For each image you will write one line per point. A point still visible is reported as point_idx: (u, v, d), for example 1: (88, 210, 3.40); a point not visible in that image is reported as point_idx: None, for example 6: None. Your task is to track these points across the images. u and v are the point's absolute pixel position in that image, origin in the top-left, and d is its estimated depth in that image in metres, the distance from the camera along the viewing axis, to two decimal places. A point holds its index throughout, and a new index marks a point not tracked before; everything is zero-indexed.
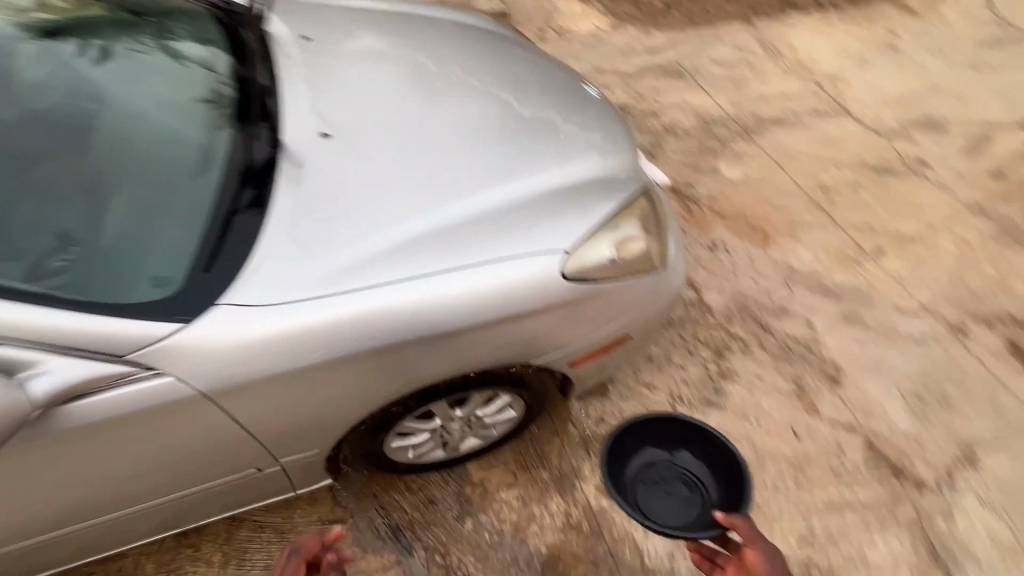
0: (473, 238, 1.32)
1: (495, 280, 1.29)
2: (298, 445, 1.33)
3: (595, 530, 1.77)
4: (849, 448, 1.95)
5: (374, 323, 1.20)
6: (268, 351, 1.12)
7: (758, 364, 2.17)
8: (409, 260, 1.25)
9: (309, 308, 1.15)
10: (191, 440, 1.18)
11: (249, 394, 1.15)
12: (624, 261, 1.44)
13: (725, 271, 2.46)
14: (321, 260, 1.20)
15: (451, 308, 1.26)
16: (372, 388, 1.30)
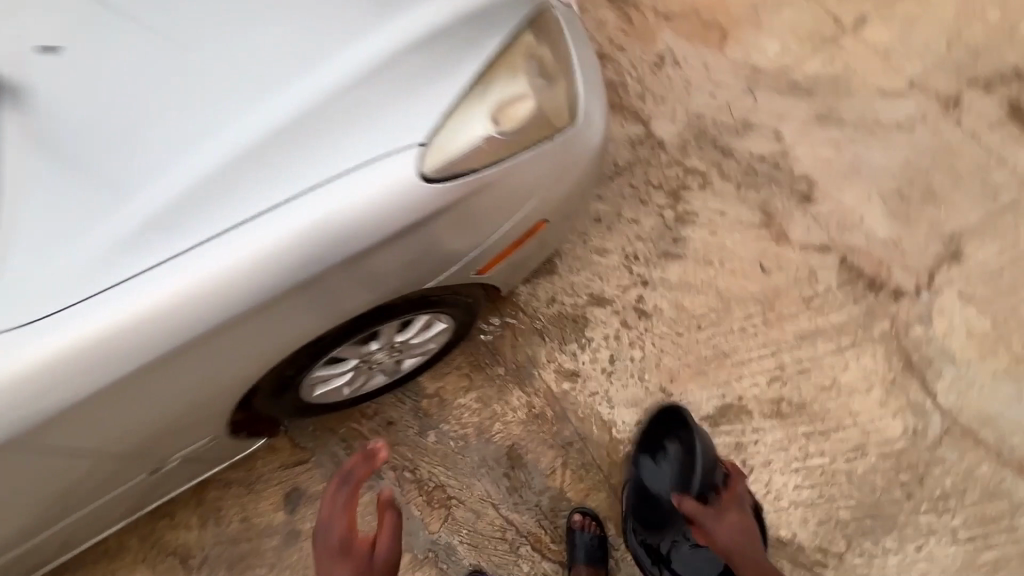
0: (287, 158, 0.97)
1: (330, 211, 0.97)
2: (183, 440, 1.22)
3: (560, 415, 1.71)
4: (822, 270, 1.78)
5: (185, 306, 0.93)
6: (53, 381, 0.90)
7: (720, 199, 1.90)
8: (203, 211, 0.94)
9: (86, 313, 0.90)
10: (45, 480, 1.07)
11: (68, 426, 0.97)
12: (509, 134, 1.10)
13: (676, 91, 2.05)
14: (85, 241, 0.92)
15: (280, 259, 0.96)
16: (231, 366, 1.09)
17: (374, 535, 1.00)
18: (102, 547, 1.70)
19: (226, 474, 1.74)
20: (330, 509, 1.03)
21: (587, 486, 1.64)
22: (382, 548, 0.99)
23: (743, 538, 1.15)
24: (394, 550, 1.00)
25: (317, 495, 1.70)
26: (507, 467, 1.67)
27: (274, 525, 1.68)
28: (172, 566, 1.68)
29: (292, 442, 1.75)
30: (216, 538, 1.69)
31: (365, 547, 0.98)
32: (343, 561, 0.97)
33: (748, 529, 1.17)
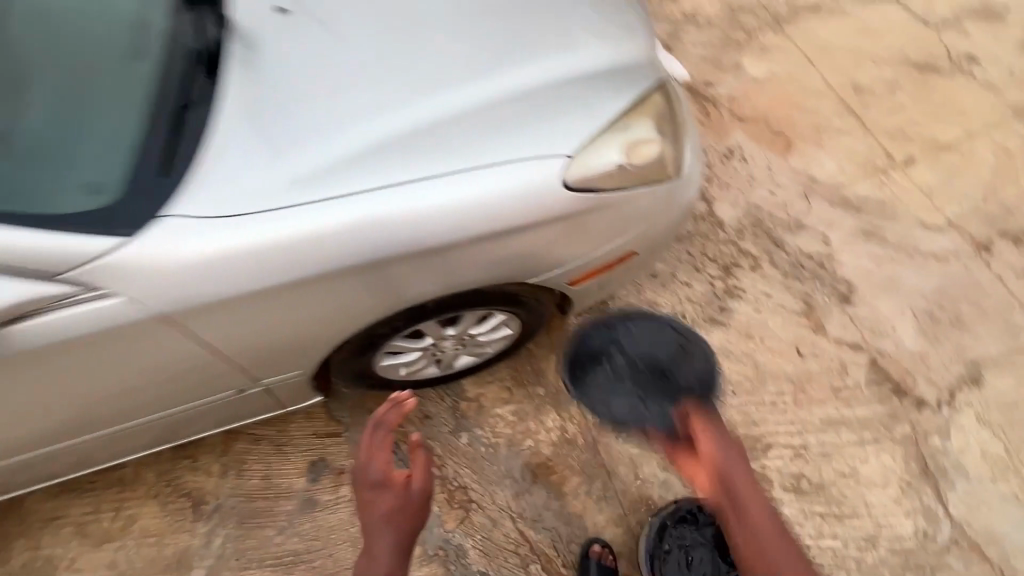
0: (453, 140, 1.15)
1: (487, 192, 1.14)
2: (282, 366, 1.27)
3: (590, 445, 1.77)
4: (852, 366, 1.91)
5: (346, 237, 1.06)
6: (227, 270, 1.01)
7: (767, 282, 2.07)
8: (380, 162, 1.10)
9: (270, 220, 1.02)
10: (171, 360, 1.11)
11: (214, 317, 1.06)
12: (636, 167, 1.27)
13: (740, 182, 2.27)
14: (282, 164, 1.06)
15: (441, 218, 1.12)
16: (359, 306, 1.20)
17: (410, 471, 1.05)
18: (119, 473, 1.71)
19: (257, 430, 1.77)
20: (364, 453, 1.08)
21: (603, 520, 1.68)
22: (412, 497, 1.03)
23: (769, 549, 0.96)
24: (430, 484, 1.05)
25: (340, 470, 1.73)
26: (530, 484, 1.71)
27: (293, 489, 1.70)
28: (181, 509, 1.67)
29: (328, 413, 1.79)
30: (233, 490, 1.69)
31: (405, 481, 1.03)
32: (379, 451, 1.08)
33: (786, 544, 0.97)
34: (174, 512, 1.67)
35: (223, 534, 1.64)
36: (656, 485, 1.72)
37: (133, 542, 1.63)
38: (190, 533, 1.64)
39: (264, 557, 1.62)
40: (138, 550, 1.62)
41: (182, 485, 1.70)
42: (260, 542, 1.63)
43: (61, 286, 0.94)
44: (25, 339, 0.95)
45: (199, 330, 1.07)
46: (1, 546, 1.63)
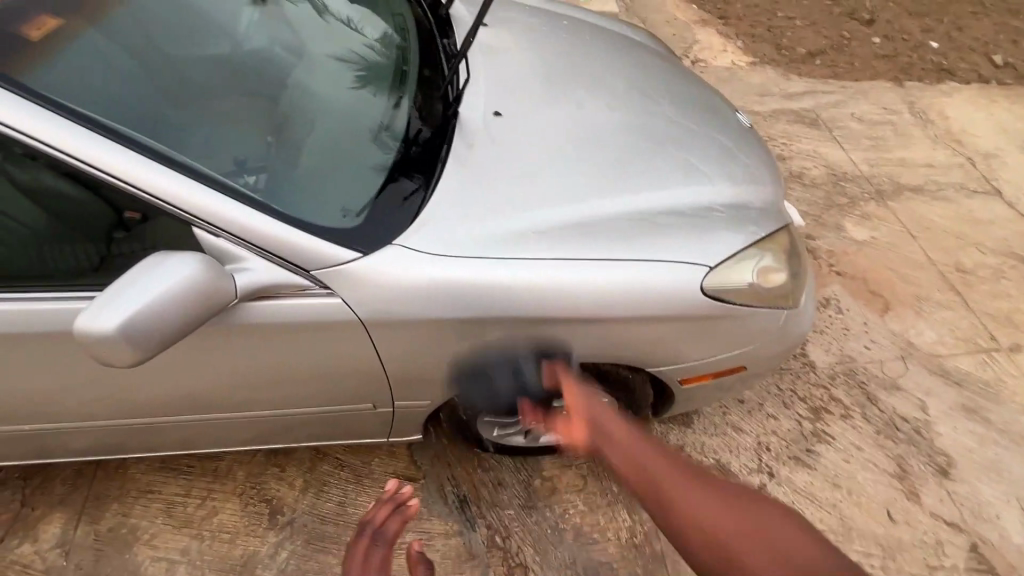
0: (606, 234, 1.35)
1: (629, 281, 1.31)
2: (416, 394, 1.43)
3: (658, 555, 1.72)
4: (950, 546, 1.79)
5: (508, 292, 1.26)
6: (419, 297, 1.23)
7: (858, 433, 2.04)
8: (546, 239, 1.31)
9: (457, 266, 1.24)
10: (339, 363, 1.31)
11: (394, 332, 1.26)
12: (764, 289, 1.41)
13: (835, 331, 2.34)
14: (475, 225, 1.29)
15: (600, 297, 1.30)
16: (506, 356, 1.37)
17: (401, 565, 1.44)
18: (216, 463, 1.85)
19: (344, 456, 1.88)
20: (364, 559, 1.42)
21: None
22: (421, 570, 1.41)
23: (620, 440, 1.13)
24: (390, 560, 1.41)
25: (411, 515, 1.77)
26: None
27: None
28: (259, 513, 1.75)
29: (410, 456, 1.89)
30: (309, 508, 1.76)
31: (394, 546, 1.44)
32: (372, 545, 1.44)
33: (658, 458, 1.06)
34: (252, 515, 1.75)
35: (290, 549, 1.68)
36: None
37: (209, 534, 1.70)
38: (260, 540, 1.70)
39: None
40: (211, 542, 1.69)
41: (266, 490, 1.80)
42: (321, 567, 1.66)
43: (308, 281, 1.20)
44: (268, 315, 1.21)
45: (380, 341, 1.28)
46: (96, 505, 1.75)
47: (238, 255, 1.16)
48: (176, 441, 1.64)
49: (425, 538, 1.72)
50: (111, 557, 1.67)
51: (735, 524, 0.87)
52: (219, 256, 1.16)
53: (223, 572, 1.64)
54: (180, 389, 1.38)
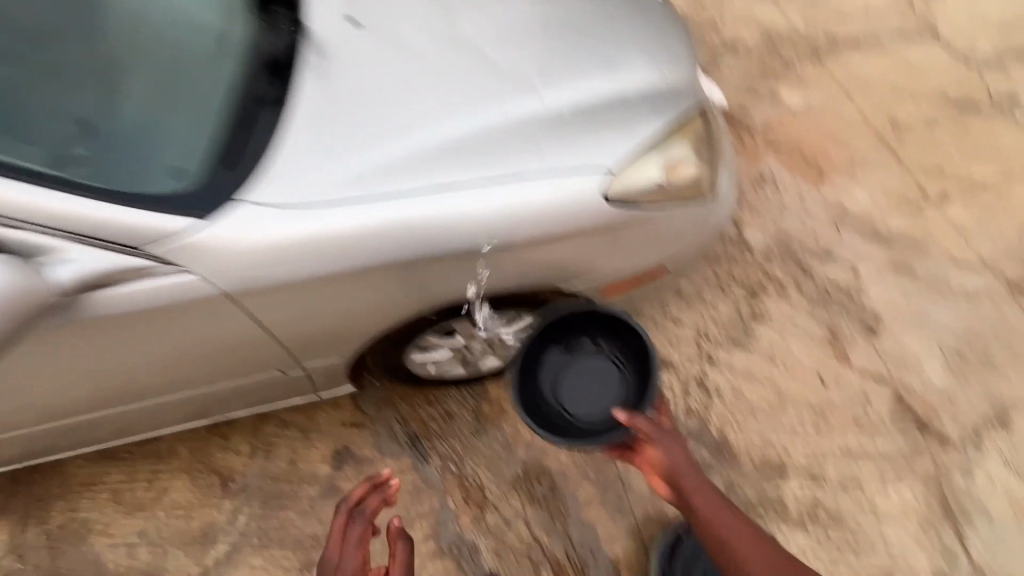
0: (494, 152, 1.20)
1: (523, 202, 1.19)
2: (322, 351, 1.36)
3: (607, 454, 1.79)
4: (877, 399, 1.90)
5: (388, 236, 1.14)
6: (286, 257, 1.11)
7: (792, 307, 2.08)
8: (425, 168, 1.16)
9: (324, 215, 1.11)
10: (223, 338, 1.22)
11: (271, 298, 1.16)
12: (673, 186, 1.32)
13: (771, 208, 2.29)
14: (341, 164, 1.13)
15: (481, 226, 1.19)
16: (401, 300, 1.29)
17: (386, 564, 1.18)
18: (155, 445, 1.80)
19: (288, 415, 1.84)
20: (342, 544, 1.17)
21: (617, 533, 1.69)
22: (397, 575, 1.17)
23: (697, 488, 1.15)
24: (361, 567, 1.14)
25: (366, 460, 1.79)
26: (545, 489, 1.74)
27: (317, 475, 1.75)
28: (210, 485, 1.74)
29: (355, 404, 1.86)
30: (260, 471, 1.76)
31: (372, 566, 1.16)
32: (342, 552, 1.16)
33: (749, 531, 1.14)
34: (204, 488, 1.74)
35: (248, 513, 1.70)
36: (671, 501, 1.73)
37: (164, 513, 1.70)
38: (216, 509, 1.70)
39: (286, 538, 1.67)
40: (167, 521, 1.69)
41: (213, 462, 1.77)
42: (282, 523, 1.69)
43: (143, 259, 1.06)
44: (110, 305, 1.08)
45: (256, 312, 1.17)
46: (40, 506, 1.72)
47: (53, 245, 1.02)
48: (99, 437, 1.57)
49: None
50: (69, 550, 1.67)
51: (739, 529, 1.13)
52: (31, 249, 1.02)
53: (185, 544, 1.66)
54: (64, 391, 1.29)
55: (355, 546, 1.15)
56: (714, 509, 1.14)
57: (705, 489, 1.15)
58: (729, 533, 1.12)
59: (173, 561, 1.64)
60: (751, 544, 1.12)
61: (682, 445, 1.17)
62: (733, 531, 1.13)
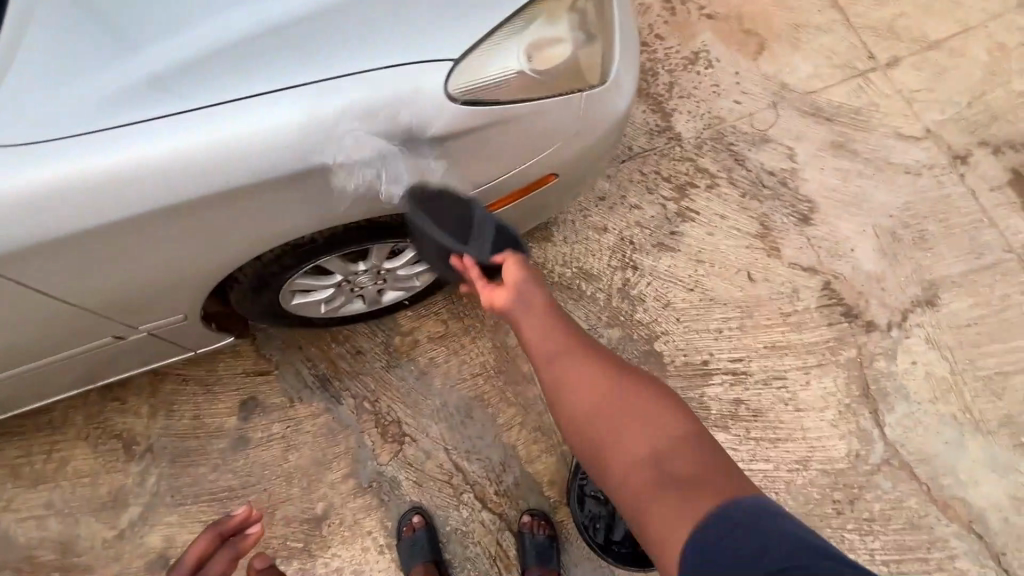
0: (286, 50, 0.97)
1: (331, 114, 0.97)
2: (157, 311, 1.21)
3: (528, 376, 1.73)
4: (805, 291, 1.82)
5: (157, 174, 0.94)
6: (29, 214, 0.92)
7: (722, 201, 1.93)
8: (197, 80, 0.95)
9: (70, 153, 0.92)
10: (11, 309, 1.06)
11: (41, 262, 0.99)
12: (542, 73, 1.10)
13: (704, 91, 2.05)
14: (90, 81, 0.93)
15: (258, 150, 0.96)
16: (213, 249, 1.10)
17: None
18: (48, 415, 1.68)
19: (186, 370, 1.72)
20: None
21: (539, 452, 1.66)
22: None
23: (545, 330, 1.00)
24: None
25: (272, 407, 1.70)
26: (464, 416, 1.69)
27: (225, 427, 1.68)
28: (114, 449, 1.66)
29: (257, 350, 1.73)
30: (164, 430, 1.68)
31: None
32: None
33: (595, 371, 0.93)
34: (107, 453, 1.66)
35: (157, 473, 1.65)
36: None
37: (68, 482, 1.64)
38: (123, 473, 1.64)
39: (200, 493, 1.63)
40: (74, 489, 1.63)
41: (112, 427, 1.67)
42: (193, 479, 1.64)
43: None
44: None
45: (29, 278, 1.01)
46: None
47: None
48: None
49: (294, 425, 1.68)
50: None
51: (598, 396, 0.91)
52: None
53: (96, 510, 1.62)
54: None
55: None
56: (565, 359, 0.95)
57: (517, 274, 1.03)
58: (563, 356, 0.95)
59: (87, 527, 1.61)
60: (595, 386, 0.91)
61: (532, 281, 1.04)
62: (580, 385, 0.92)
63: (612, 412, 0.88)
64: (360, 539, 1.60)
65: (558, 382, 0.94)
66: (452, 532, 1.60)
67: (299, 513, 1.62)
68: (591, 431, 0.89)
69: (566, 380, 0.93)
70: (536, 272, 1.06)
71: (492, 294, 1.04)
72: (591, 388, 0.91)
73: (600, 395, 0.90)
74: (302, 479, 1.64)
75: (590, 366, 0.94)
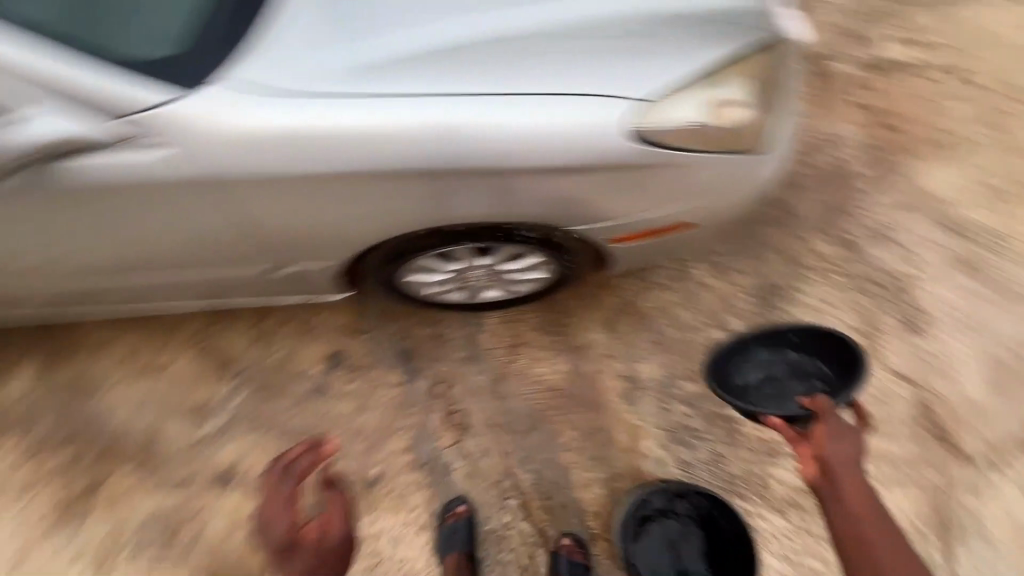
0: (501, 60, 1.07)
1: (530, 123, 1.06)
2: (311, 255, 1.33)
3: (596, 405, 1.75)
4: (897, 400, 1.76)
5: (371, 142, 1.05)
6: (259, 151, 1.05)
7: (830, 288, 1.89)
8: (420, 69, 1.05)
9: (305, 108, 1.03)
10: (204, 225, 1.20)
11: (250, 192, 1.12)
12: (713, 130, 1.15)
13: (836, 174, 2.02)
14: (333, 52, 1.05)
15: (460, 141, 1.06)
16: (384, 215, 1.21)
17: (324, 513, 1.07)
18: (163, 319, 1.86)
19: (289, 311, 1.86)
20: (274, 504, 1.05)
21: (590, 481, 1.68)
22: (334, 530, 1.04)
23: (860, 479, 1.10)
24: (347, 530, 1.06)
25: (355, 367, 1.81)
26: (527, 427, 1.74)
27: (309, 373, 1.80)
28: (210, 365, 1.82)
29: (354, 310, 1.86)
30: (257, 360, 1.82)
31: (314, 539, 1.01)
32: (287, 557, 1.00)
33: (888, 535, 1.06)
34: (204, 366, 1.82)
35: (242, 396, 1.79)
36: (651, 460, 1.71)
37: (167, 382, 1.81)
38: (213, 389, 1.79)
39: (274, 426, 1.76)
40: (169, 390, 1.80)
41: (214, 344, 1.84)
42: (271, 411, 1.77)
43: (116, 130, 1.03)
44: (89, 173, 1.07)
45: (234, 202, 1.14)
46: (59, 356, 1.83)
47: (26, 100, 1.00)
48: (124, 304, 1.57)
49: (370, 388, 1.79)
50: (79, 400, 1.79)
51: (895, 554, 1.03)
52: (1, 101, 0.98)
53: (183, 415, 1.77)
54: (77, 248, 1.28)
55: (284, 506, 1.04)
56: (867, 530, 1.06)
57: (840, 441, 1.14)
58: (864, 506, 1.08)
59: (171, 428, 1.76)
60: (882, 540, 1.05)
61: (855, 441, 1.15)
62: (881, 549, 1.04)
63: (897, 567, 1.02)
64: (404, 513, 1.67)
65: (853, 520, 1.08)
66: (490, 532, 1.65)
67: (355, 472, 1.70)
68: (874, 562, 1.02)
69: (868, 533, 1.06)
70: (853, 430, 1.17)
71: (806, 460, 1.16)
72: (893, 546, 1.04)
73: (891, 548, 1.03)
74: (365, 440, 1.73)
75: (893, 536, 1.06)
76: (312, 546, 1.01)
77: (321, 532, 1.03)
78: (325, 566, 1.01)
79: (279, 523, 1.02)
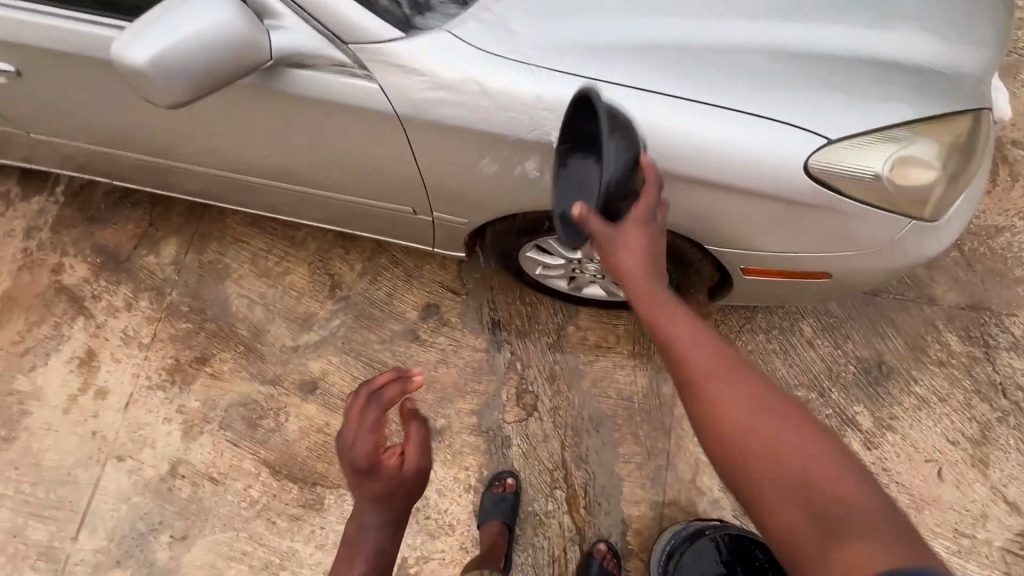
0: (699, 70, 1.09)
1: (713, 135, 1.07)
2: (455, 209, 1.39)
3: (666, 428, 1.74)
4: (994, 524, 1.61)
5: (557, 117, 1.10)
6: (455, 101, 1.13)
7: (951, 385, 1.74)
8: (622, 61, 1.10)
9: (508, 72, 1.10)
10: (377, 155, 1.30)
11: (431, 136, 1.20)
12: (891, 187, 1.10)
13: (990, 268, 1.85)
14: (545, 28, 1.12)
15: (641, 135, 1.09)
16: (539, 189, 1.24)
17: (401, 447, 0.90)
18: (294, 232, 2.04)
19: (401, 255, 1.98)
20: (358, 429, 0.85)
21: (641, 498, 1.68)
22: (412, 461, 0.89)
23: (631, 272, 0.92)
24: (426, 463, 0.90)
25: (447, 323, 1.90)
26: (592, 427, 1.75)
27: (405, 316, 1.91)
28: (322, 284, 1.98)
29: (459, 271, 1.95)
30: (362, 291, 1.96)
31: (394, 463, 0.87)
32: (368, 481, 0.85)
33: (762, 396, 0.75)
34: (317, 283, 1.98)
35: (341, 319, 1.93)
36: (708, 499, 1.67)
37: (282, 288, 1.98)
38: (319, 305, 1.95)
39: (362, 354, 1.88)
40: (283, 295, 1.97)
41: (330, 266, 1.99)
42: (363, 340, 1.90)
43: (342, 55, 1.14)
44: (306, 87, 1.19)
45: (413, 141, 1.23)
46: (202, 239, 2.06)
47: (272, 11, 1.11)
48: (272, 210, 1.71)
49: (455, 346, 1.87)
50: (209, 281, 2.00)
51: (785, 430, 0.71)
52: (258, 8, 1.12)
53: (289, 320, 1.94)
54: (262, 150, 1.42)
55: (369, 432, 0.84)
56: (709, 373, 0.79)
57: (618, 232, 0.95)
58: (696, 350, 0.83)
59: (276, 328, 1.93)
60: (761, 415, 0.73)
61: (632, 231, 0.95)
62: (726, 392, 0.77)
63: (812, 464, 0.67)
64: (457, 469, 1.74)
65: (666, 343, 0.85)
66: (531, 514, 1.69)
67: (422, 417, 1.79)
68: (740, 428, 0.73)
69: (711, 402, 0.77)
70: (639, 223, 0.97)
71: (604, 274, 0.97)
72: (780, 424, 0.72)
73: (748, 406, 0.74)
74: (438, 392, 1.82)
75: (729, 371, 0.79)
76: (390, 474, 0.86)
77: (399, 460, 0.88)
78: (399, 498, 0.86)
79: (360, 445, 0.84)
